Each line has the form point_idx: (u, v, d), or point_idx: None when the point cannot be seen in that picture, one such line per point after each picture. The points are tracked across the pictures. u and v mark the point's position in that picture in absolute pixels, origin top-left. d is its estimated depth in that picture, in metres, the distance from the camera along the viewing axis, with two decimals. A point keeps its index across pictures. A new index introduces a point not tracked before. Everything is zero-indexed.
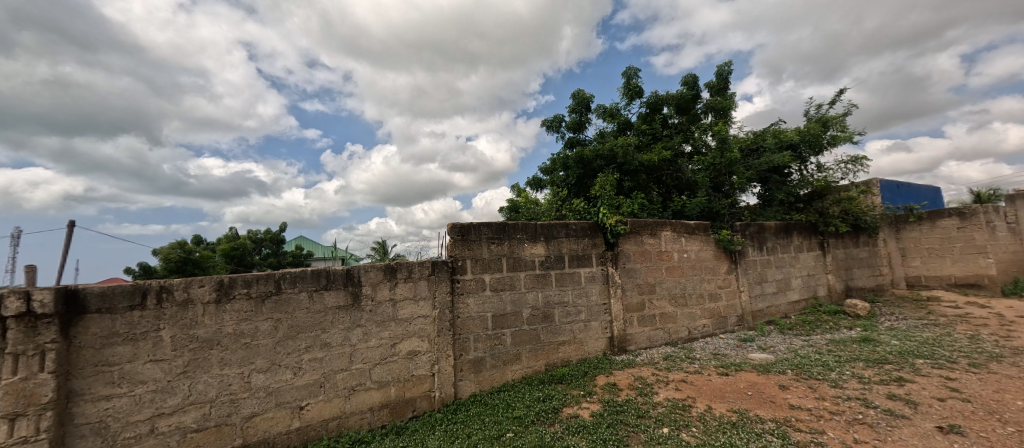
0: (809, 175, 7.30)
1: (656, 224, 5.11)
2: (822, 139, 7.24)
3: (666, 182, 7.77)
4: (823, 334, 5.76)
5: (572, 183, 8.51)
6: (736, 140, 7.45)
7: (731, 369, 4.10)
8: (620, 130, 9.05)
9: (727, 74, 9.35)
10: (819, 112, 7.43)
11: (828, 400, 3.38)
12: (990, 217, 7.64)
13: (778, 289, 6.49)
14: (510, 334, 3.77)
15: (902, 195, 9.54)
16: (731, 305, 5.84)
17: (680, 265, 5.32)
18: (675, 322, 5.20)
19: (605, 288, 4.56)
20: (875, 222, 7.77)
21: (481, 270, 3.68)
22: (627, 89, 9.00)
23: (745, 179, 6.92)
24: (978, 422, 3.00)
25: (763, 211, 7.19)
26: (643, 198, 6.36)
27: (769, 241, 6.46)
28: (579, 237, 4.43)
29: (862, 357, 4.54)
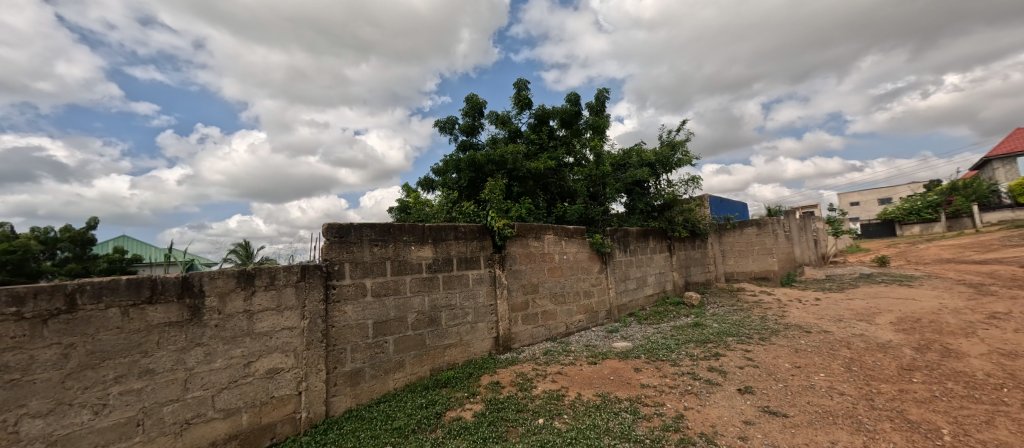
0: (662, 188, 8.67)
1: (540, 228, 5.45)
2: (671, 160, 8.68)
3: (551, 189, 8.38)
4: (668, 322, 6.88)
5: (463, 185, 8.56)
6: (608, 155, 8.44)
7: (599, 358, 4.60)
8: (511, 137, 9.45)
9: (603, 97, 10.55)
10: (669, 137, 8.90)
11: (669, 376, 4.04)
12: (775, 227, 10.15)
13: (637, 285, 7.53)
14: (393, 341, 3.59)
15: (722, 208, 12.03)
16: (601, 301, 6.56)
17: (560, 266, 5.78)
18: (555, 318, 5.61)
19: (492, 289, 4.68)
20: (706, 229, 9.62)
21: (361, 274, 3.42)
22: (517, 99, 9.44)
23: (615, 190, 7.88)
24: (763, 382, 3.94)
25: (627, 218, 8.28)
26: (530, 204, 6.75)
27: (632, 244, 7.47)
28: (468, 239, 4.46)
29: (694, 339, 5.55)
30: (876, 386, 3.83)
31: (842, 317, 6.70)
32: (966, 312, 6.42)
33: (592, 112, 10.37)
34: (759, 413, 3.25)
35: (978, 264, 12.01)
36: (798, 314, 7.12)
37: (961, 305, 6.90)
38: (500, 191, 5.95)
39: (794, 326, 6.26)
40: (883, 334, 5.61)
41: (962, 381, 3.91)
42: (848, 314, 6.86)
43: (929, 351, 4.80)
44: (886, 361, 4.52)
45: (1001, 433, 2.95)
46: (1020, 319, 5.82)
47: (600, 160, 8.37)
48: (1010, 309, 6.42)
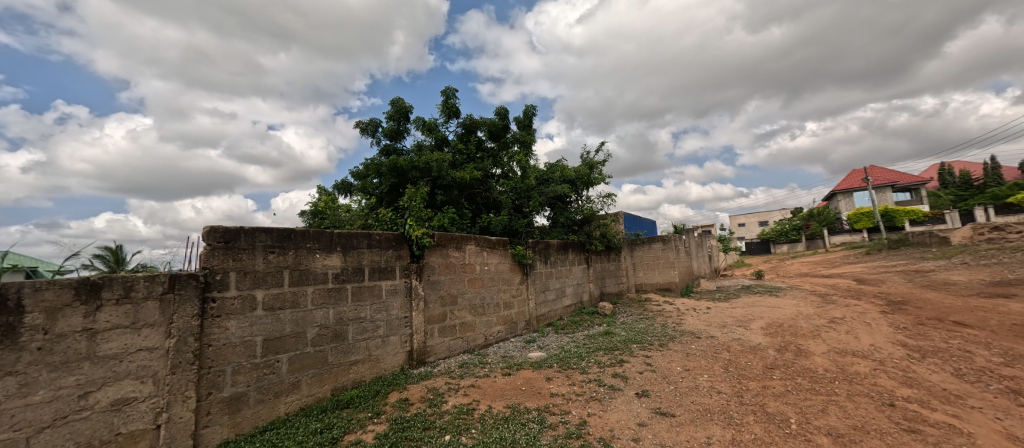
0: (581, 204, 9.17)
1: (462, 238, 5.39)
2: (590, 178, 9.25)
3: (476, 199, 8.38)
4: (583, 331, 7.24)
5: (385, 192, 8.18)
6: (533, 170, 8.73)
7: (514, 369, 4.65)
8: (438, 145, 9.31)
9: (531, 113, 10.93)
10: (589, 156, 9.49)
11: (577, 384, 4.23)
12: (677, 243, 11.31)
13: (556, 296, 7.81)
14: (287, 359, 3.24)
15: (634, 224, 13.11)
16: (521, 312, 6.67)
17: (481, 277, 5.77)
18: (473, 330, 5.55)
19: (407, 301, 4.49)
20: (620, 243, 10.36)
21: (250, 285, 3.05)
22: (446, 108, 9.36)
23: (537, 203, 8.15)
24: (658, 385, 4.31)
25: (549, 231, 8.59)
26: (454, 213, 6.66)
27: (552, 256, 7.75)
28: (383, 248, 4.23)
29: (603, 347, 5.91)
30: (746, 383, 4.43)
31: (726, 323, 7.66)
32: (815, 318, 7.75)
33: (520, 127, 10.68)
34: (651, 414, 3.54)
35: (826, 277, 14.66)
36: (693, 321, 7.98)
37: (811, 312, 8.33)
38: (423, 198, 5.79)
39: (688, 332, 6.98)
40: (755, 338, 6.53)
41: (808, 376, 4.69)
42: (731, 321, 7.87)
43: (788, 352, 5.69)
44: (755, 361, 5.26)
45: (831, 419, 3.57)
46: (850, 323, 7.19)
47: (525, 174, 8.62)
48: (844, 314, 7.91)
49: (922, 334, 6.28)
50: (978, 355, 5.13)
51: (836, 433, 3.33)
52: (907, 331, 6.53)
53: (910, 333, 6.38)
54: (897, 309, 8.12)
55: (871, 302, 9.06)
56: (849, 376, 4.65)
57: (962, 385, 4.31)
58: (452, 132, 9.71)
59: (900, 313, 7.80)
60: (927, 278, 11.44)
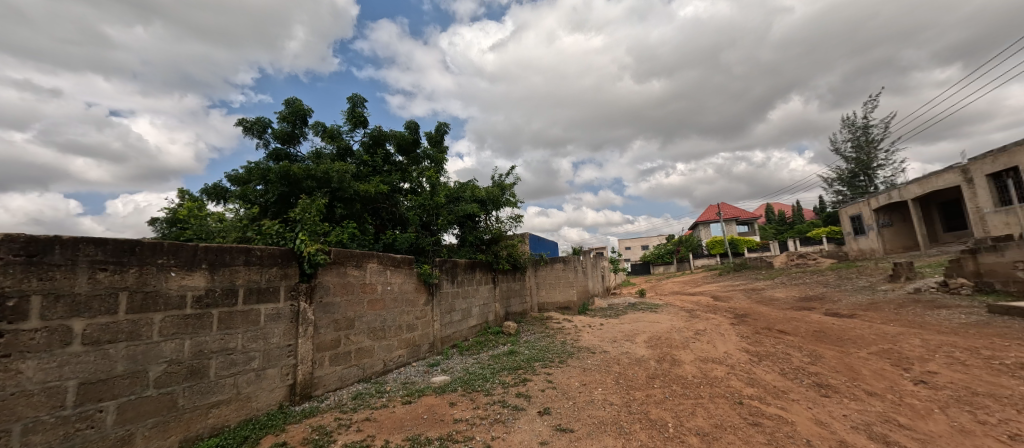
0: (490, 224, 9.24)
1: (363, 255, 4.97)
2: (500, 199, 9.42)
3: (381, 214, 7.88)
4: (487, 351, 7.17)
5: (272, 201, 7.21)
6: (443, 187, 8.58)
7: (415, 397, 4.34)
8: (340, 154, 8.61)
9: (444, 131, 10.84)
10: (499, 178, 9.70)
11: (481, 407, 4.11)
12: (576, 264, 12.09)
13: (462, 317, 7.62)
14: (115, 408, 2.59)
15: (538, 245, 13.70)
16: (424, 334, 6.33)
17: (382, 298, 5.35)
18: (371, 356, 5.07)
19: (293, 327, 3.93)
20: (525, 263, 10.66)
21: (65, 313, 2.43)
22: (351, 116, 8.75)
23: (446, 221, 7.99)
24: (558, 401, 4.43)
25: (457, 250, 8.45)
26: (354, 228, 6.13)
27: (459, 275, 7.60)
28: (264, 266, 3.66)
29: (507, 367, 5.91)
30: (634, 393, 4.81)
31: (616, 338, 8.32)
32: (685, 330, 8.89)
33: (431, 143, 10.49)
34: (552, 432, 3.59)
35: (692, 295, 17.04)
36: (589, 337, 8.49)
37: (682, 325, 9.55)
38: (319, 211, 5.22)
39: (585, 348, 7.40)
40: (639, 350, 7.20)
41: (682, 383, 5.29)
42: (620, 336, 8.57)
43: (665, 362, 6.37)
44: (640, 372, 5.76)
45: (700, 420, 4.04)
46: (710, 334, 8.40)
47: (434, 191, 8.42)
48: (706, 327, 9.23)
49: (759, 341, 7.62)
50: (795, 356, 6.39)
51: (703, 432, 3.77)
52: (749, 339, 7.85)
53: (752, 340, 7.69)
54: (743, 321, 9.77)
55: (724, 315, 10.76)
56: (711, 381, 5.37)
57: (787, 381, 5.28)
58: (356, 142, 9.08)
59: (744, 323, 9.41)
60: (761, 295, 14.07)
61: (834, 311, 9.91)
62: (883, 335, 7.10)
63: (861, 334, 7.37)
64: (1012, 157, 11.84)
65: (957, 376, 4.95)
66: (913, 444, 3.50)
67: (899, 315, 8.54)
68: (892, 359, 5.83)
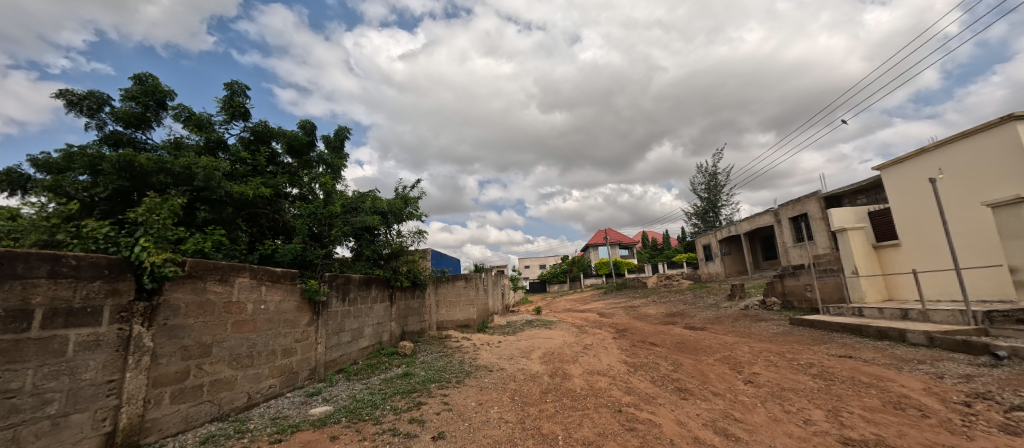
0: (391, 237, 8.74)
1: (230, 268, 4.24)
2: (403, 212, 9.01)
3: (259, 222, 6.87)
4: (379, 375, 6.62)
5: (103, 197, 5.67)
6: (338, 196, 7.90)
7: (288, 433, 3.76)
8: (209, 148, 7.31)
9: (344, 136, 10.07)
10: (405, 191, 9.32)
11: (368, 439, 3.73)
12: (478, 281, 12.06)
13: (352, 338, 6.94)
14: None
15: (440, 261, 13.38)
16: (304, 359, 5.57)
17: (253, 319, 4.58)
18: (232, 388, 4.26)
19: (119, 357, 3.14)
20: (426, 280, 10.27)
21: None
22: (228, 106, 7.58)
23: (340, 233, 7.34)
24: (453, 423, 4.27)
25: (351, 265, 7.74)
26: (222, 235, 5.20)
27: (352, 292, 6.97)
28: (81, 279, 2.94)
29: (399, 390, 5.51)
30: (528, 410, 4.87)
31: (513, 355, 8.45)
32: (575, 345, 9.44)
33: (327, 147, 9.66)
34: None
35: (583, 312, 18.28)
36: (486, 355, 8.47)
37: (572, 340, 10.14)
38: (173, 213, 4.31)
39: (482, 366, 7.35)
40: (534, 366, 7.41)
41: (571, 396, 5.56)
42: (517, 352, 8.73)
43: (557, 376, 6.66)
44: (534, 388, 5.91)
45: (584, 430, 4.27)
46: (596, 348, 9.06)
47: (328, 199, 7.67)
48: (592, 341, 9.95)
49: (635, 352, 8.48)
50: (663, 365, 7.24)
51: (587, 441, 3.96)
52: (627, 351, 8.68)
53: (629, 352, 8.52)
54: (623, 335, 10.79)
55: (608, 331, 11.76)
56: (596, 392, 5.75)
57: (656, 388, 5.93)
58: (233, 135, 7.87)
59: (623, 337, 10.39)
60: (637, 311, 15.82)
61: (692, 324, 11.58)
62: (725, 344, 8.51)
63: (710, 344, 8.73)
64: (804, 205, 15.53)
65: (773, 375, 6.12)
66: (744, 434, 4.16)
67: (736, 327, 10.35)
68: (731, 364, 6.98)
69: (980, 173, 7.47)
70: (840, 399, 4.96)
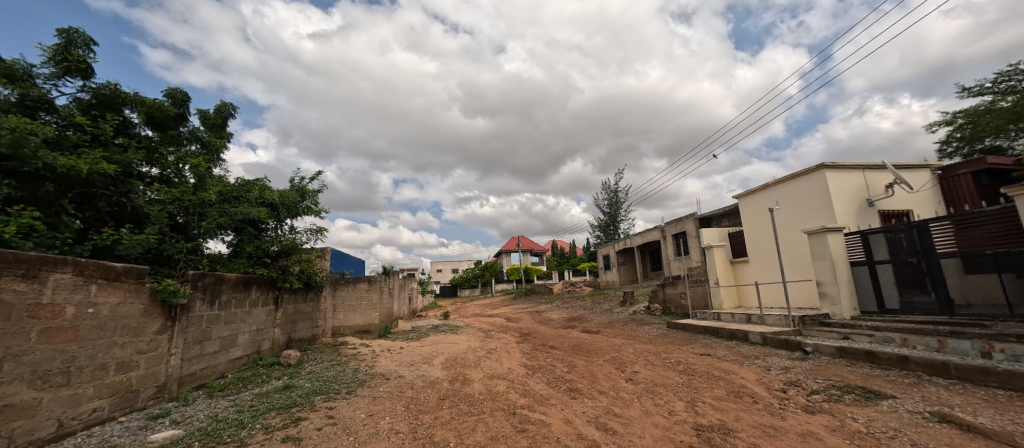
0: (281, 233, 7.79)
1: (42, 260, 3.43)
2: (298, 207, 8.12)
3: (96, 205, 5.45)
4: (251, 389, 5.78)
5: None
6: (214, 182, 6.78)
7: None
8: (25, 106, 5.64)
9: (228, 113, 8.75)
10: (301, 182, 8.41)
11: None
12: (382, 284, 11.37)
13: (220, 348, 5.95)
14: None
15: (341, 262, 12.38)
16: (151, 374, 4.61)
17: (75, 326, 3.70)
18: (34, 414, 3.35)
19: None
20: (322, 281, 9.31)
21: None
22: (61, 57, 6.02)
23: (213, 226, 6.30)
24: (336, 439, 3.91)
25: (226, 262, 6.65)
26: (35, 218, 4.06)
27: (224, 294, 6.01)
28: None
29: (275, 406, 4.88)
30: (421, 418, 4.71)
31: (413, 361, 8.12)
32: (479, 350, 9.45)
33: (205, 124, 8.29)
34: None
35: (490, 316, 18.47)
36: (384, 363, 7.99)
37: (476, 345, 10.14)
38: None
39: (378, 375, 6.90)
40: (435, 372, 7.23)
41: (468, 401, 5.53)
42: (418, 359, 8.42)
43: (457, 382, 6.57)
44: (431, 395, 5.74)
45: (477, 434, 4.28)
46: (499, 352, 9.20)
47: (200, 184, 6.53)
48: (496, 346, 10.07)
49: (535, 356, 8.80)
50: (559, 367, 7.64)
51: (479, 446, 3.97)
52: (528, 354, 8.97)
53: (530, 356, 8.81)
54: (526, 339, 11.16)
55: (512, 335, 12.04)
56: (494, 396, 5.81)
57: (550, 388, 6.23)
58: (66, 95, 6.27)
59: (526, 341, 10.73)
60: (541, 316, 16.53)
61: (588, 328, 12.49)
62: (613, 346, 9.35)
63: (601, 346, 9.51)
64: (684, 224, 17.92)
65: (649, 373, 6.87)
66: (621, 427, 4.57)
67: (624, 330, 11.43)
68: (617, 364, 7.67)
69: (803, 207, 9.44)
70: (698, 391, 5.75)
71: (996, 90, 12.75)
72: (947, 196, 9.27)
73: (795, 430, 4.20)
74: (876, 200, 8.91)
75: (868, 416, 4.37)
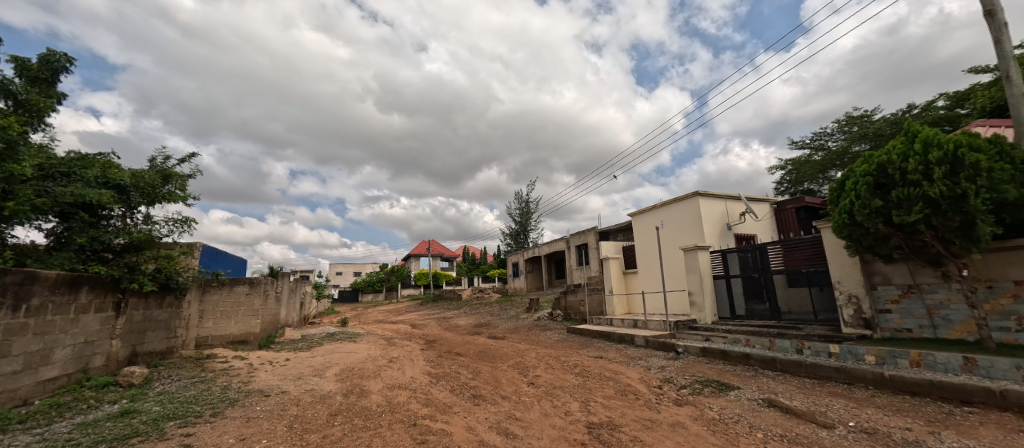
0: (131, 223, 6.50)
1: None
2: (157, 191, 6.88)
3: None
4: (72, 419, 4.65)
5: None
6: (30, 152, 5.30)
7: None
8: None
9: (59, 65, 7.03)
10: (164, 164, 7.20)
11: None
12: (267, 288, 10.10)
13: (24, 367, 4.71)
14: None
15: (216, 261, 10.72)
16: None
17: None
18: None
19: None
20: (186, 283, 7.89)
21: None
22: None
23: (25, 208, 4.88)
24: None
25: (42, 256, 5.32)
26: None
27: (35, 297, 4.83)
28: None
29: (107, 437, 4.01)
30: (307, 438, 4.30)
31: (300, 374, 7.37)
32: (379, 359, 8.98)
33: (21, 76, 6.51)
34: None
35: (394, 323, 17.67)
36: (264, 377, 7.10)
37: (377, 354, 9.61)
38: None
39: (254, 391, 6.11)
40: (326, 385, 6.65)
41: (364, 415, 5.21)
42: (306, 371, 7.66)
43: (351, 395, 6.14)
44: (320, 411, 5.27)
45: None
46: (402, 361, 8.84)
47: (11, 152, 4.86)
48: (399, 354, 9.67)
49: (440, 363, 8.66)
50: (463, 374, 7.63)
51: None
52: (433, 362, 8.78)
53: (434, 363, 8.64)
54: (431, 346, 10.92)
55: (416, 342, 11.67)
56: (393, 407, 5.56)
57: (453, 396, 6.19)
58: None
59: (431, 348, 10.50)
60: (448, 323, 16.32)
61: (494, 334, 12.70)
62: (517, 351, 9.65)
63: (506, 351, 9.75)
64: (586, 236, 19.40)
65: (549, 376, 7.24)
66: (521, 431, 4.75)
67: (528, 336, 11.89)
68: (520, 368, 7.94)
69: (681, 227, 10.95)
70: (591, 391, 6.24)
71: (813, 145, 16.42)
72: (779, 225, 11.58)
73: (667, 422, 4.81)
74: (733, 225, 10.75)
75: (720, 405, 5.22)
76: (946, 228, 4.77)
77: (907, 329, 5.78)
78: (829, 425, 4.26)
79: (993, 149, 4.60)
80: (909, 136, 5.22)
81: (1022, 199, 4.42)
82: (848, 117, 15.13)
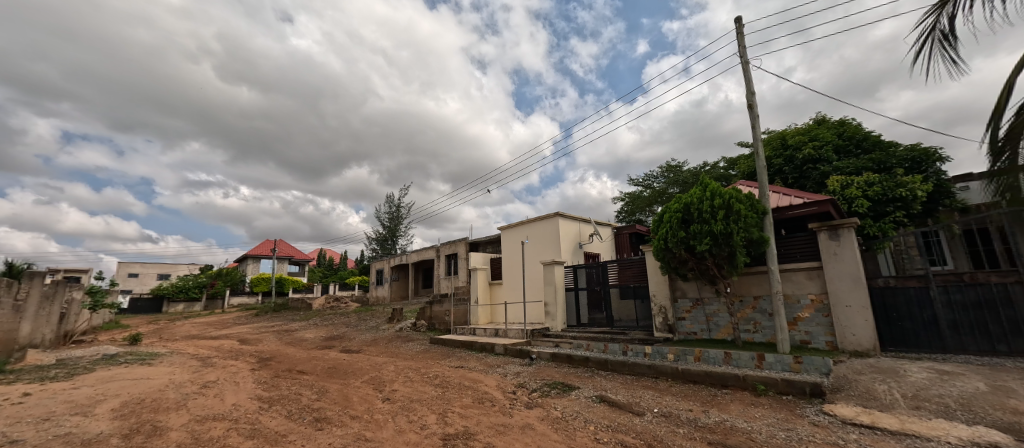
0: None
1: None
2: None
3: None
4: None
5: None
6: None
7: None
8: None
9: None
10: None
11: None
12: None
13: None
14: None
15: None
16: None
17: None
18: None
19: None
20: None
21: None
22: None
23: None
24: None
25: None
26: None
27: None
28: None
29: None
30: None
31: (50, 415, 5.47)
32: (185, 385, 7.32)
33: None
34: None
35: (214, 339, 14.62)
36: None
37: (185, 378, 7.82)
38: None
39: None
40: (95, 427, 5.10)
41: None
42: (60, 410, 5.72)
43: (136, 436, 4.85)
44: None
45: None
46: (221, 385, 7.39)
47: None
48: (217, 377, 8.06)
49: (275, 385, 7.54)
50: (305, 395, 6.82)
51: None
52: (264, 384, 7.58)
53: (267, 386, 7.45)
54: (264, 365, 9.40)
55: (246, 361, 9.91)
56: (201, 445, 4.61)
57: (290, 423, 5.48)
58: None
59: (265, 368, 9.06)
60: (290, 336, 14.32)
61: (348, 348, 11.70)
62: (373, 365, 9.11)
63: (358, 366, 9.06)
64: (456, 247, 19.65)
65: (407, 390, 7.05)
66: None
67: (386, 348, 11.31)
68: (374, 384, 7.51)
69: (542, 244, 12.06)
70: (449, 402, 6.31)
71: (646, 183, 20.15)
72: (617, 247, 13.77)
73: (518, 425, 5.21)
74: (584, 244, 12.34)
75: (563, 404, 5.90)
76: (720, 256, 6.46)
77: (694, 332, 7.52)
78: (640, 413, 5.24)
79: (747, 202, 6.42)
80: (703, 185, 6.92)
81: (759, 239, 6.26)
82: (668, 165, 19.08)
